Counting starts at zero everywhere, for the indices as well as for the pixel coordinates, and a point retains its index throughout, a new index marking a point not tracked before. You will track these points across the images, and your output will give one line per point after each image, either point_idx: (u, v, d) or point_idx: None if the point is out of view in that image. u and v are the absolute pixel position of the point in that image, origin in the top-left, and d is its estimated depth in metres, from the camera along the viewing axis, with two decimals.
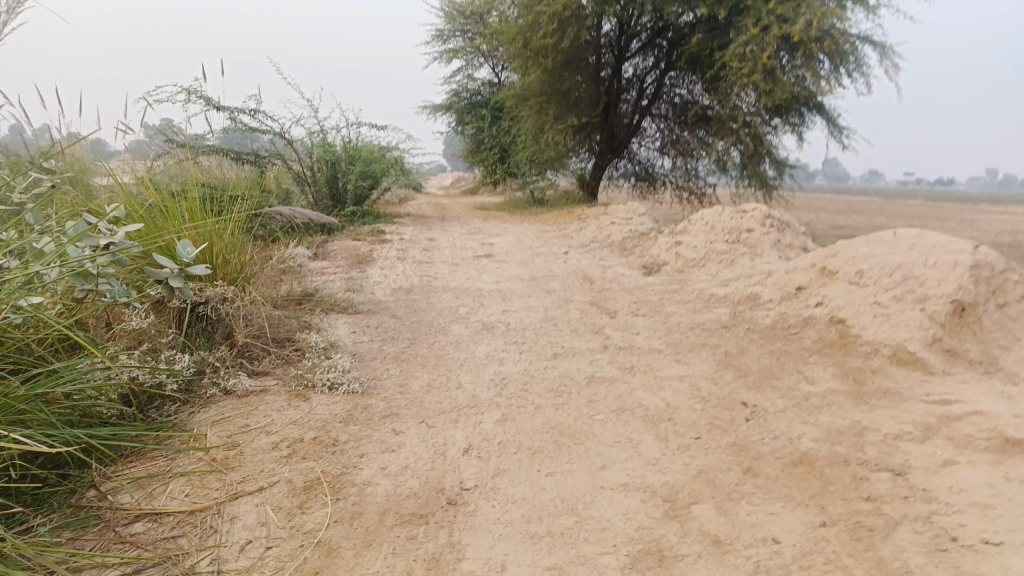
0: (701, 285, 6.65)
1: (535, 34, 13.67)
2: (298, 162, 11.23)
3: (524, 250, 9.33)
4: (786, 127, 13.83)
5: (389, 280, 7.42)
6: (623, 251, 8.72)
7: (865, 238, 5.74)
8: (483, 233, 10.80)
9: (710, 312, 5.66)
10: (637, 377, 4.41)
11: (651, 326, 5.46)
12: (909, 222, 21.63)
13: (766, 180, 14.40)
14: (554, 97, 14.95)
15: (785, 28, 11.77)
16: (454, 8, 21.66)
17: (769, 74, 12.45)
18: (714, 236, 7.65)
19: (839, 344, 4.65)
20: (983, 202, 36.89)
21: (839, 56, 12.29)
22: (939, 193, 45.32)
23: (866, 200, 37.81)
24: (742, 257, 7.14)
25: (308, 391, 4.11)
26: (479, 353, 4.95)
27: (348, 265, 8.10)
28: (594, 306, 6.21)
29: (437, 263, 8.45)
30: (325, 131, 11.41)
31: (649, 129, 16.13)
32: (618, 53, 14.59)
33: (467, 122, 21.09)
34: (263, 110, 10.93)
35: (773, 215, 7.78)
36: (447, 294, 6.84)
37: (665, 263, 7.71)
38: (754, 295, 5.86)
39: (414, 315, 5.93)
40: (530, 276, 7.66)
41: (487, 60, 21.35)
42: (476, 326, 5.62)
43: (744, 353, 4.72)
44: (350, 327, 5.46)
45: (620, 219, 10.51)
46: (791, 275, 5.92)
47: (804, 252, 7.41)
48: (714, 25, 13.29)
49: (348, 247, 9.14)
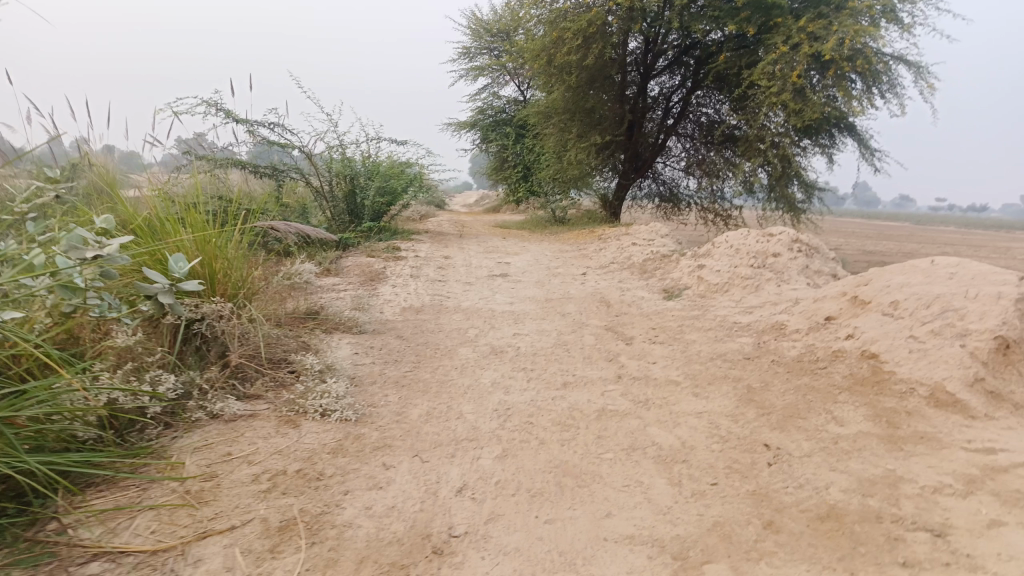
0: (723, 312, 6.33)
1: (560, 50, 13.52)
2: (317, 176, 11.06)
3: (541, 270, 9.08)
4: (815, 148, 13.46)
5: (400, 299, 7.21)
6: (643, 274, 8.42)
7: (900, 266, 5.40)
8: (501, 251, 10.57)
9: (732, 342, 5.34)
10: (651, 412, 4.11)
11: (669, 355, 5.16)
12: (942, 249, 21.03)
13: (794, 203, 14.01)
14: (578, 114, 14.75)
15: (816, 47, 11.47)
16: (481, 25, 21.63)
17: (799, 94, 12.13)
18: (739, 260, 7.33)
19: (870, 381, 4.31)
20: (1019, 230, 35.98)
21: (872, 77, 11.95)
22: (973, 220, 44.36)
23: (897, 225, 37.10)
24: (768, 283, 6.81)
25: (299, 417, 3.88)
26: (485, 380, 4.69)
27: (360, 282, 7.90)
28: (610, 332, 5.92)
29: (451, 281, 8.22)
30: (345, 145, 11.31)
31: (675, 149, 15.84)
32: (644, 71, 14.39)
33: (492, 140, 20.97)
34: (283, 124, 10.84)
35: (801, 239, 7.44)
36: (457, 315, 6.60)
37: (687, 287, 7.40)
38: (780, 324, 5.54)
39: (421, 337, 5.69)
40: (545, 298, 7.40)
41: (512, 78, 21.25)
42: (485, 351, 5.36)
43: (767, 388, 4.40)
44: (352, 348, 5.24)
45: (642, 240, 10.22)
46: (820, 304, 5.58)
47: (833, 278, 7.05)
48: (742, 44, 13.04)
49: (362, 263, 8.95)
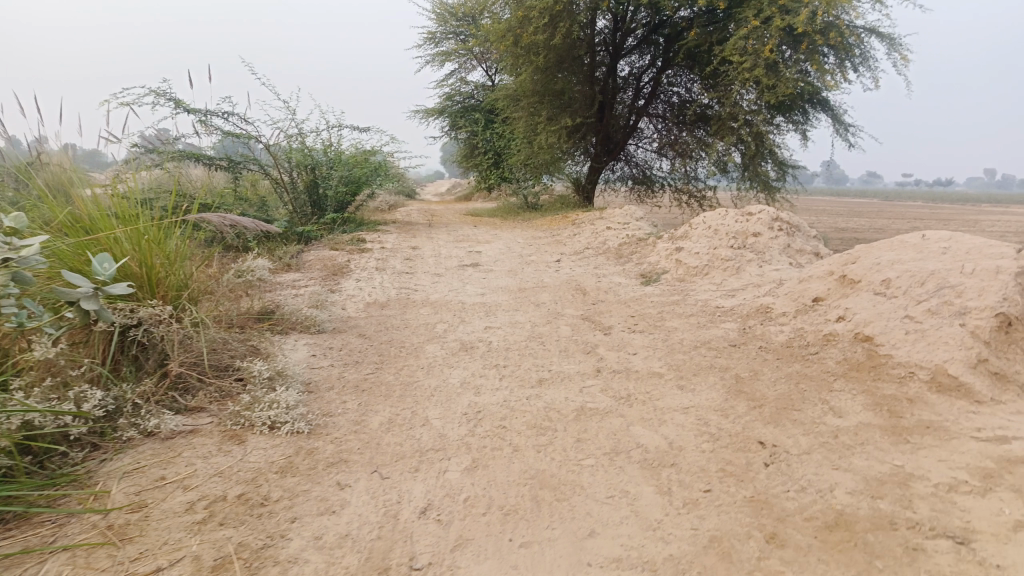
0: (704, 296, 6.03)
1: (525, 30, 13.09)
2: (275, 166, 10.57)
3: (513, 258, 8.71)
4: (789, 125, 13.22)
5: (364, 294, 6.80)
6: (619, 258, 8.10)
7: (889, 243, 5.12)
8: (471, 240, 10.19)
9: (716, 328, 5.03)
10: (634, 409, 3.78)
11: (650, 345, 4.83)
12: (913, 225, 21.09)
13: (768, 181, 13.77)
14: (547, 96, 14.36)
15: (788, 20, 11.18)
16: (446, 10, 21.08)
17: (772, 69, 11.86)
18: (717, 241, 7.03)
19: (866, 366, 4.02)
20: (985, 203, 36.38)
21: (844, 50, 11.72)
22: (939, 195, 44.93)
23: (865, 202, 37.38)
24: (749, 265, 6.52)
25: (244, 431, 3.49)
26: (453, 379, 4.32)
27: (322, 278, 7.48)
28: (586, 322, 5.58)
29: (419, 273, 7.83)
30: (304, 134, 10.82)
31: (646, 130, 15.52)
32: (613, 51, 14.03)
33: (461, 127, 20.50)
34: (237, 113, 10.33)
35: (781, 218, 7.16)
36: (424, 309, 6.21)
37: (665, 271, 7.09)
38: (765, 307, 5.23)
39: (384, 334, 5.31)
40: (518, 287, 7.04)
41: (480, 63, 20.77)
42: (454, 347, 4.99)
43: (757, 377, 4.09)
44: (309, 351, 4.84)
45: (616, 224, 9.90)
46: (806, 285, 5.29)
47: (816, 257, 6.78)
48: (712, 20, 12.72)
49: (324, 257, 8.51)
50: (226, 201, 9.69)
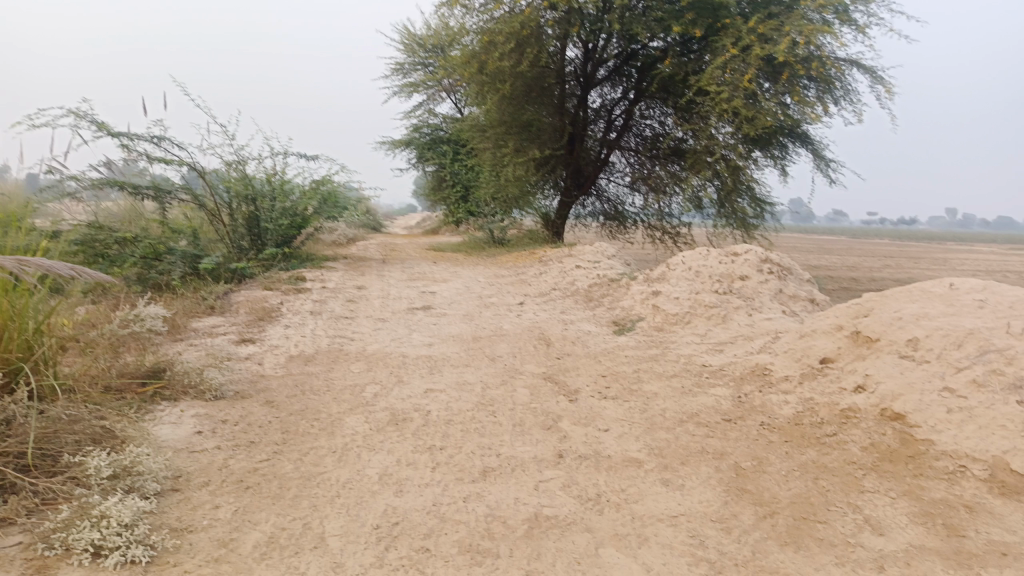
0: (687, 351, 5.14)
1: (491, 55, 12.34)
2: (211, 195, 9.58)
3: (471, 300, 7.78)
4: (767, 161, 12.58)
5: (291, 345, 5.80)
6: (589, 301, 7.21)
7: (907, 295, 4.28)
8: (427, 278, 9.25)
9: (705, 395, 4.12)
10: (605, 519, 2.82)
11: (625, 417, 3.90)
12: (885, 262, 20.74)
13: (745, 219, 13.08)
14: (515, 127, 13.63)
15: (768, 49, 10.57)
16: (413, 40, 20.36)
17: (750, 100, 11.21)
18: (700, 285, 6.19)
19: (902, 456, 3.11)
20: (949, 242, 36.48)
21: (825, 82, 11.16)
22: (904, 233, 45.36)
23: (833, 239, 37.47)
24: (737, 313, 5.67)
25: (55, 561, 2.46)
26: (372, 469, 3.33)
27: (246, 325, 6.46)
28: (549, 382, 4.64)
29: (361, 317, 6.85)
30: (244, 161, 9.86)
31: (618, 164, 14.78)
32: (584, 82, 13.36)
33: (427, 159, 19.68)
34: (170, 138, 9.38)
35: (771, 259, 6.33)
36: (358, 363, 5.23)
37: (640, 318, 6.20)
38: (762, 369, 4.34)
39: (299, 400, 4.32)
40: (472, 335, 6.09)
41: (449, 94, 20.05)
42: (383, 419, 4.01)
43: (765, 470, 3.17)
44: (194, 428, 3.86)
45: (586, 263, 9.04)
46: (810, 342, 4.41)
47: (812, 304, 5.94)
48: (686, 50, 12.09)
49: (254, 298, 7.50)
50: (152, 235, 8.69)
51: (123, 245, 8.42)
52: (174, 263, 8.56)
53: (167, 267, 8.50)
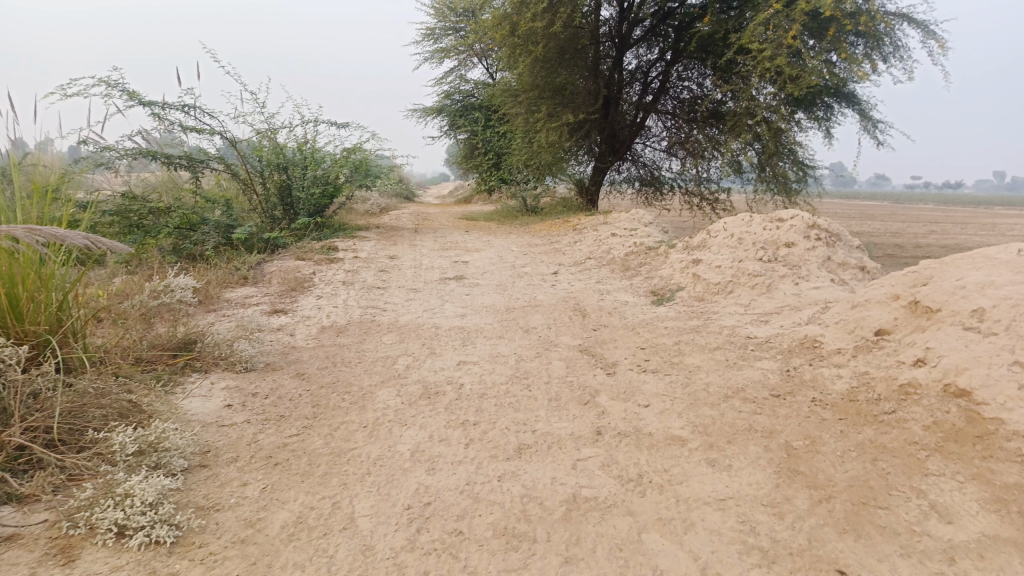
0: (730, 322, 4.92)
1: (523, 17, 11.99)
2: (243, 164, 9.53)
3: (504, 269, 7.62)
4: (811, 122, 12.08)
5: (322, 317, 5.72)
6: (626, 270, 7.00)
7: (971, 262, 3.99)
8: (460, 247, 9.11)
9: (751, 369, 3.92)
10: (648, 501, 2.67)
11: (666, 392, 3.72)
12: (932, 227, 20.01)
13: (787, 183, 12.62)
14: (548, 92, 13.30)
15: (813, 3, 10.06)
16: (444, 4, 19.96)
17: (794, 58, 10.73)
18: (743, 252, 5.93)
19: (968, 436, 2.89)
20: (999, 207, 35.11)
21: (873, 38, 10.61)
22: (950, 198, 43.83)
23: (876, 204, 36.37)
24: (783, 282, 5.41)
25: (79, 541, 2.40)
26: (403, 446, 3.22)
27: (278, 296, 6.40)
28: (586, 355, 4.48)
29: (393, 287, 6.74)
30: (275, 129, 9.77)
31: (654, 128, 14.35)
32: (619, 43, 12.94)
33: (460, 127, 19.43)
34: (200, 106, 9.31)
35: (818, 224, 6.03)
36: (389, 334, 5.12)
37: (680, 287, 5.98)
38: (812, 341, 4.10)
39: (330, 372, 4.23)
40: (505, 306, 5.95)
41: (480, 60, 19.68)
42: (415, 393, 3.89)
43: (818, 450, 2.97)
44: (224, 401, 3.80)
45: (622, 230, 8.79)
46: (864, 313, 4.16)
47: (863, 272, 5.65)
48: (726, 7, 11.63)
49: (287, 268, 7.44)
50: (185, 206, 8.69)
51: (156, 216, 8.43)
52: (207, 233, 8.52)
53: (200, 237, 8.48)
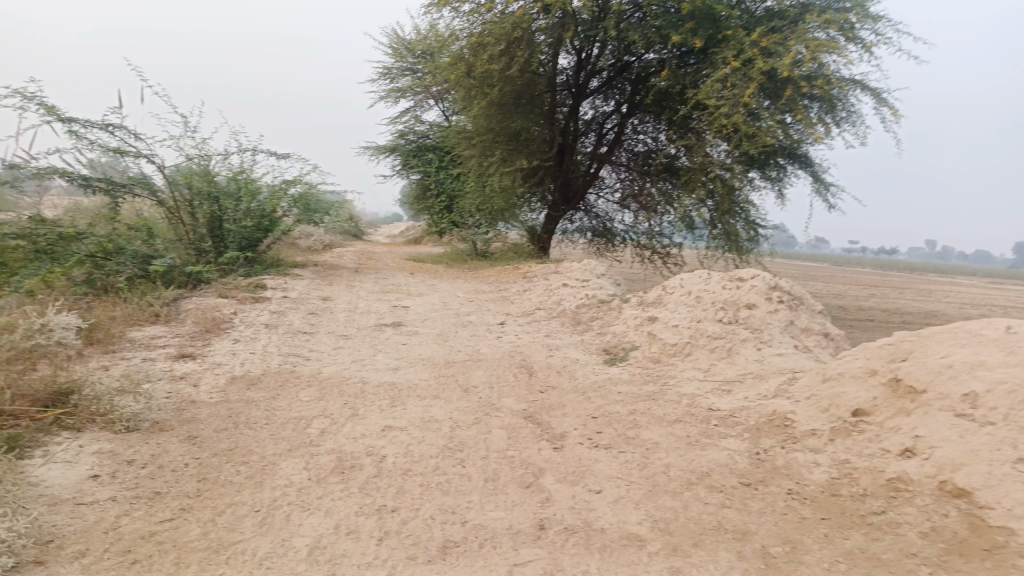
0: (690, 390, 4.47)
1: (480, 58, 11.69)
2: (170, 192, 8.82)
3: (446, 317, 7.08)
4: (763, 181, 11.99)
5: (235, 365, 5.07)
6: (577, 324, 6.54)
7: (956, 339, 3.63)
8: (401, 290, 8.54)
9: (716, 450, 3.45)
10: None
11: (621, 475, 3.21)
12: (873, 291, 20.30)
13: (739, 241, 12.46)
14: (502, 136, 12.95)
15: (771, 62, 10.03)
16: (403, 45, 19.70)
17: (751, 117, 10.64)
18: (701, 312, 5.54)
19: (976, 549, 2.44)
20: (930, 272, 36.41)
21: (829, 101, 10.61)
22: (886, 262, 45.29)
23: (817, 266, 37.26)
24: (744, 347, 5.02)
25: None
26: (301, 540, 2.61)
27: (189, 339, 5.71)
28: (530, 422, 3.95)
29: (322, 333, 6.12)
30: (208, 156, 9.09)
31: (608, 179, 14.13)
32: (576, 92, 12.76)
33: (412, 167, 18.98)
34: (126, 127, 8.62)
35: (781, 286, 5.69)
36: (308, 389, 4.50)
37: (634, 346, 5.54)
38: (782, 419, 3.67)
39: (229, 436, 3.59)
40: (444, 359, 5.38)
41: (437, 101, 19.37)
42: (326, 466, 3.29)
43: (801, 560, 2.49)
44: (89, 470, 3.11)
45: (574, 280, 8.36)
46: (838, 388, 3.76)
47: (827, 338, 5.30)
48: (684, 62, 11.53)
49: (206, 306, 6.75)
50: (100, 233, 7.94)
51: (65, 242, 7.64)
52: (121, 263, 7.77)
53: (115, 268, 7.72)
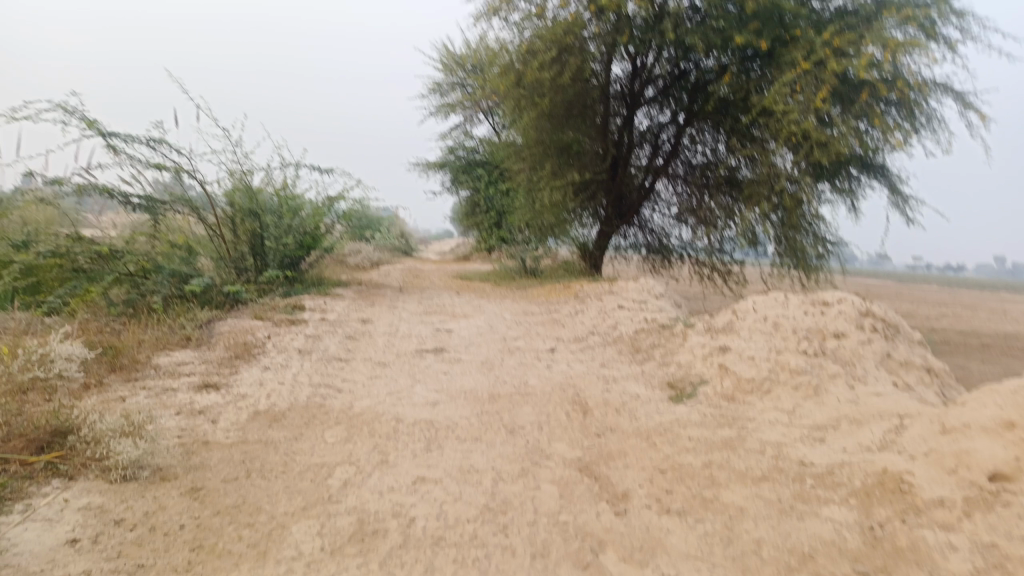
0: (773, 437, 3.81)
1: (530, 67, 11.22)
2: (212, 211, 8.54)
3: (493, 341, 6.56)
4: (834, 194, 11.13)
5: (261, 397, 4.63)
6: (636, 352, 5.93)
7: None
8: (446, 311, 8.05)
9: (816, 523, 2.81)
10: None
11: (700, 554, 2.61)
12: (945, 310, 19.01)
13: (807, 259, 11.59)
14: (553, 149, 12.45)
15: (845, 64, 9.27)
16: (453, 59, 19.43)
17: (822, 124, 9.86)
18: (781, 342, 4.88)
19: None
20: (1003, 290, 34.43)
21: (909, 107, 9.75)
22: (954, 279, 43.01)
23: (881, 283, 35.64)
24: (833, 385, 4.34)
25: None
26: None
27: (216, 367, 5.31)
28: (586, 476, 3.37)
29: (357, 360, 5.66)
30: (249, 170, 8.80)
31: (664, 193, 13.43)
32: (631, 102, 12.16)
33: (462, 182, 18.61)
34: (168, 142, 8.41)
35: (872, 312, 4.99)
36: (336, 428, 4.02)
37: (703, 380, 4.90)
38: (896, 481, 3.00)
39: (237, 488, 3.12)
40: (489, 392, 4.84)
41: (487, 115, 18.99)
42: (345, 530, 2.78)
43: None
44: (70, 532, 2.66)
45: (630, 301, 7.74)
46: (965, 443, 3.06)
47: (931, 374, 4.57)
48: (748, 67, 10.81)
49: (239, 329, 6.37)
50: (140, 251, 7.70)
51: (102, 261, 7.43)
52: (158, 283, 7.53)
53: (152, 287, 7.46)
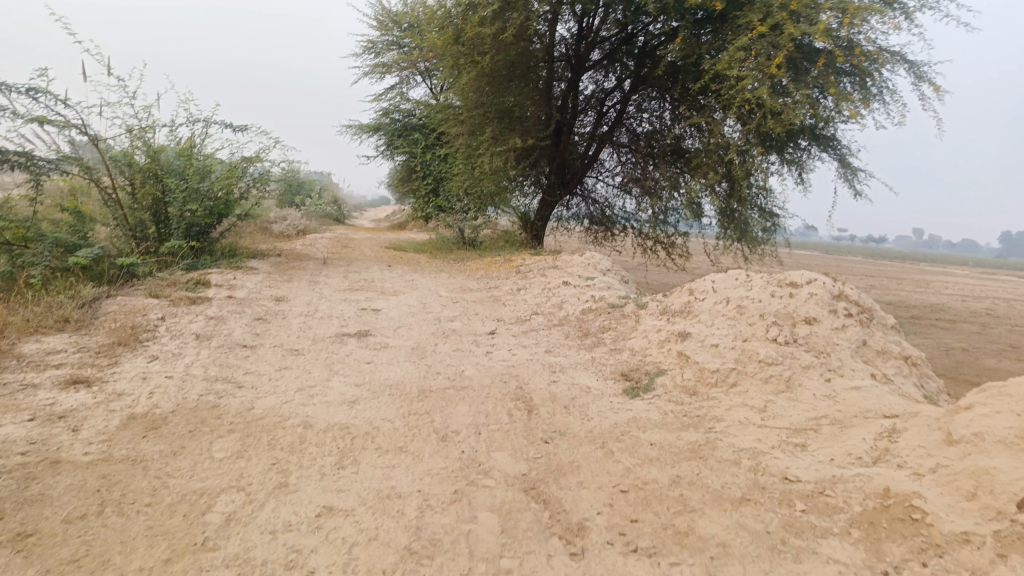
0: (748, 443, 3.28)
1: (469, 21, 10.37)
2: (107, 172, 7.48)
3: (425, 323, 5.87)
4: (782, 166, 10.74)
5: (141, 396, 3.84)
6: (584, 336, 5.35)
7: None
8: (375, 287, 7.30)
9: (817, 567, 2.29)
10: None
11: None
12: (876, 283, 19.21)
13: (753, 233, 11.22)
14: (493, 112, 11.70)
15: (802, 28, 8.81)
16: (388, 16, 18.27)
17: (775, 92, 9.40)
18: (747, 329, 4.38)
19: None
20: (923, 263, 35.55)
21: (863, 77, 9.37)
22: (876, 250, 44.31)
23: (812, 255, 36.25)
24: (808, 379, 3.85)
25: None
26: None
27: (93, 356, 4.45)
28: (533, 500, 2.77)
29: (266, 347, 4.89)
30: (149, 127, 7.74)
31: (608, 162, 12.84)
32: (575, 65, 11.47)
33: (397, 148, 17.60)
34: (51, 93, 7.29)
35: (842, 295, 4.53)
36: (227, 438, 3.29)
37: (660, 370, 4.36)
38: (904, 507, 2.51)
39: (81, 532, 2.41)
40: (418, 387, 4.18)
41: (424, 77, 17.97)
42: None
43: None
44: None
45: (576, 278, 7.15)
46: (982, 459, 2.58)
47: (908, 364, 4.13)
48: (700, 30, 10.23)
49: (129, 310, 5.47)
50: (16, 218, 6.63)
51: None
52: (39, 254, 6.48)
53: (31, 258, 6.44)
